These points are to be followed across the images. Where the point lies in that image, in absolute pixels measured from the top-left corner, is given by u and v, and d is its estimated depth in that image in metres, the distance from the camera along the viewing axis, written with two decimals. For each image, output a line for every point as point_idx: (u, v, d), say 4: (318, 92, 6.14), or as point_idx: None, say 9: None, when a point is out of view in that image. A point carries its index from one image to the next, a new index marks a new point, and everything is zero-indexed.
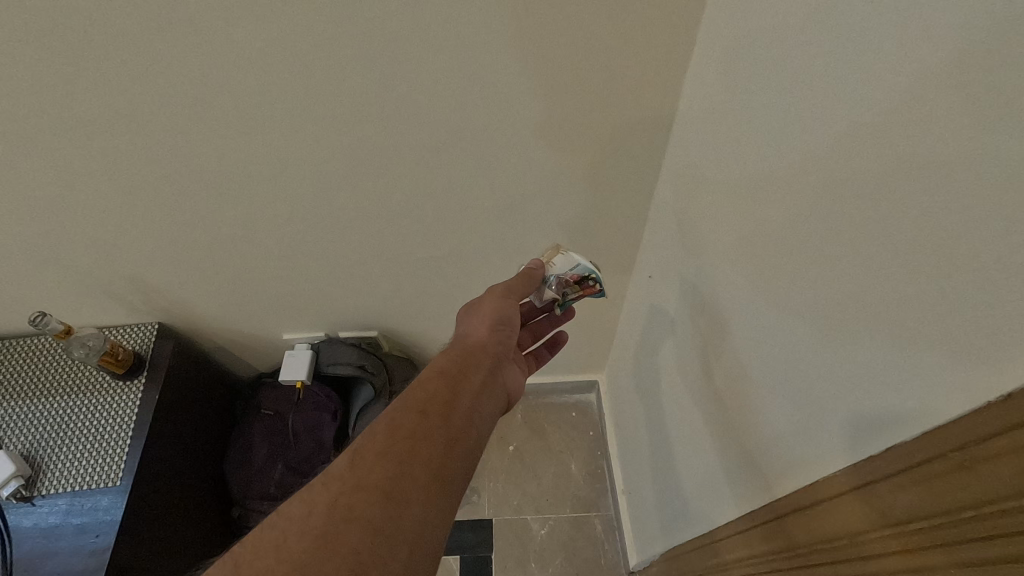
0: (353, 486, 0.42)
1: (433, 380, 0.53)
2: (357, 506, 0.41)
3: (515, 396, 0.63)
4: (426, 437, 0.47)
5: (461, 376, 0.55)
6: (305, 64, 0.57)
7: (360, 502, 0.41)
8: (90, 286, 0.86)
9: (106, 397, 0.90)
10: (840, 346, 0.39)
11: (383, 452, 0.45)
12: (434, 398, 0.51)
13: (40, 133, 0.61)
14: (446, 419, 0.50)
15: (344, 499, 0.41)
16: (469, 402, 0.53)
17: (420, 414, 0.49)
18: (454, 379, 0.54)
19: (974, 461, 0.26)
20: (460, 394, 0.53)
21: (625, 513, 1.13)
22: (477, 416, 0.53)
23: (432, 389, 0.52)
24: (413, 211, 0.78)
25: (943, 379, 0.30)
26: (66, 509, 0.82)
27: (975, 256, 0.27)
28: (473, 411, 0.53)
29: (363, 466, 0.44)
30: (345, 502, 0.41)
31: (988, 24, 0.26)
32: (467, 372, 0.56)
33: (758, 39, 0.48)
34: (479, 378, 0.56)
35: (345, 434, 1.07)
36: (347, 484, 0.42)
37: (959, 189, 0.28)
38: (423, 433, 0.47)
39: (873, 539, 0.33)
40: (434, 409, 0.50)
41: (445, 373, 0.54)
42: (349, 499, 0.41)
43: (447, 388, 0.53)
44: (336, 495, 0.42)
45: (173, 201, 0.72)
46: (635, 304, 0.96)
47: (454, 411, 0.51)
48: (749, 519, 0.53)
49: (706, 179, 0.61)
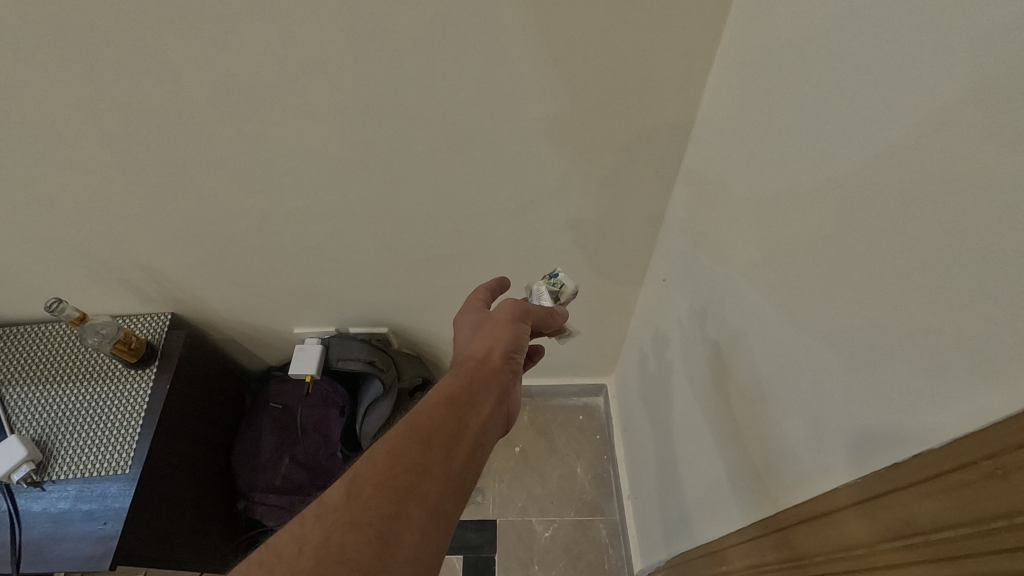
0: (347, 523, 0.40)
1: (439, 408, 0.51)
2: (349, 547, 0.38)
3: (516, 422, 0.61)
4: (427, 471, 0.45)
5: (468, 406, 0.52)
6: (325, 59, 0.57)
7: (353, 541, 0.39)
8: (106, 275, 0.87)
9: (117, 385, 0.91)
10: (854, 353, 0.38)
11: (381, 487, 0.42)
12: (440, 429, 0.48)
13: (62, 122, 0.61)
14: (449, 452, 0.47)
15: (336, 538, 0.39)
16: (474, 433, 0.51)
17: (422, 445, 0.46)
18: (461, 407, 0.52)
19: (1007, 471, 0.25)
20: (467, 425, 0.50)
21: (630, 518, 1.11)
22: (479, 449, 0.50)
23: (438, 417, 0.50)
24: (427, 210, 0.78)
25: (972, 387, 0.29)
26: (75, 495, 0.83)
27: (988, 262, 0.27)
28: (477, 442, 0.50)
29: (360, 500, 0.41)
30: (337, 540, 0.39)
31: (1012, 34, 0.26)
32: (474, 401, 0.53)
33: (780, 46, 0.47)
34: (488, 407, 0.54)
35: (353, 429, 1.07)
36: (340, 520, 0.40)
37: (975, 196, 0.28)
38: (424, 467, 0.45)
39: (896, 548, 0.32)
40: (438, 441, 0.47)
41: (452, 402, 0.52)
42: (341, 537, 0.39)
43: (453, 418, 0.50)
44: (328, 532, 0.39)
45: (190, 193, 0.73)
46: (646, 309, 0.95)
47: (458, 444, 0.48)
48: (761, 526, 0.52)
49: (722, 187, 0.61)
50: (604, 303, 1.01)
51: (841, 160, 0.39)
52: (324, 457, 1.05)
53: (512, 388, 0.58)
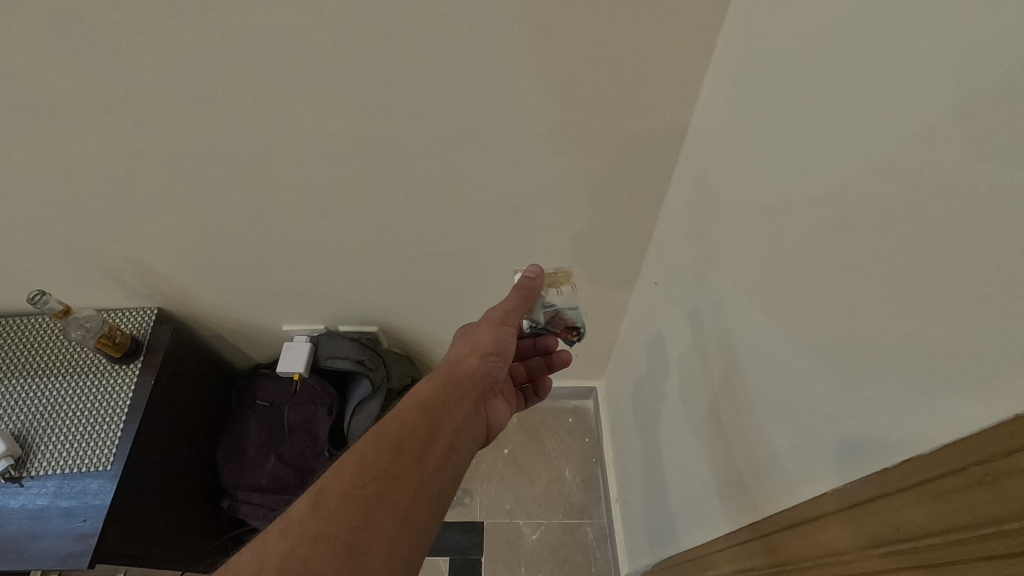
0: (313, 536, 0.39)
1: (413, 412, 0.51)
2: (315, 560, 0.37)
3: (494, 432, 0.62)
4: (398, 479, 0.44)
5: (442, 411, 0.52)
6: (318, 52, 0.56)
7: (318, 554, 0.37)
8: (92, 268, 0.85)
9: (100, 380, 0.89)
10: (839, 358, 0.39)
11: (349, 496, 0.42)
12: (411, 434, 0.48)
13: (48, 110, 0.60)
14: (421, 458, 0.47)
15: (300, 552, 0.37)
16: (448, 439, 0.51)
17: (393, 451, 0.46)
18: (433, 413, 0.52)
19: (996, 477, 0.25)
20: (440, 431, 0.51)
21: (617, 521, 1.11)
22: (453, 455, 0.50)
23: (410, 423, 0.49)
24: (420, 208, 0.78)
25: (961, 394, 0.29)
26: (55, 492, 0.81)
27: (974, 272, 0.28)
28: (451, 448, 0.50)
29: (326, 511, 0.40)
30: (302, 553, 0.37)
31: (1002, 39, 0.26)
32: (449, 407, 0.54)
33: (775, 51, 0.47)
34: (462, 413, 0.54)
35: (340, 428, 1.06)
36: (306, 533, 0.39)
37: (963, 205, 0.28)
38: (395, 474, 0.44)
39: (883, 554, 0.32)
40: (409, 447, 0.47)
41: (426, 406, 0.52)
42: (307, 551, 0.38)
43: (427, 422, 0.50)
44: (292, 547, 0.38)
45: (178, 186, 0.72)
46: (638, 312, 0.95)
47: (431, 449, 0.48)
48: (747, 532, 0.52)
49: (714, 193, 0.61)
50: (595, 305, 1.01)
51: (835, 164, 0.39)
52: (310, 456, 1.05)
53: (487, 394, 0.59)
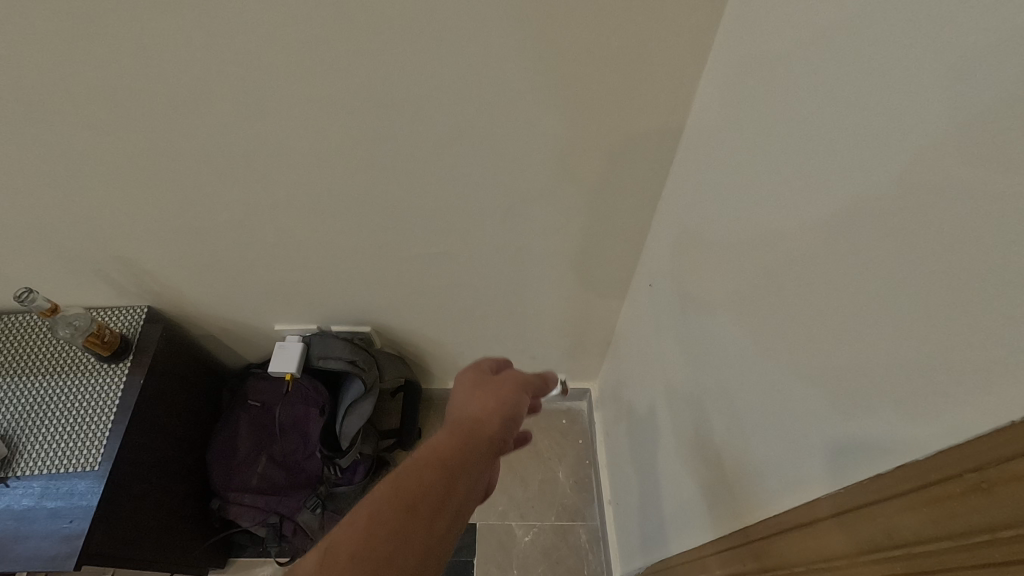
0: None
1: (431, 468, 0.46)
2: None
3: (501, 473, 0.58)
4: (407, 545, 0.41)
5: (462, 468, 0.48)
6: (309, 46, 0.55)
7: None
8: (81, 266, 0.84)
9: (88, 379, 0.88)
10: (833, 364, 0.39)
11: (355, 560, 0.39)
12: (428, 494, 0.44)
13: (35, 106, 0.59)
14: (434, 524, 0.43)
15: None
16: (464, 502, 0.47)
17: (407, 512, 0.43)
18: (453, 470, 0.47)
19: (992, 484, 0.24)
20: (459, 491, 0.46)
21: (610, 523, 1.11)
22: (467, 518, 0.47)
23: (428, 479, 0.45)
24: (414, 208, 0.77)
25: (957, 400, 0.28)
26: (41, 493, 0.80)
27: (968, 276, 0.27)
28: (466, 512, 0.46)
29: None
30: None
31: (999, 45, 0.25)
32: (469, 462, 0.49)
33: (771, 52, 0.47)
34: (482, 469, 0.50)
35: (332, 429, 1.05)
36: None
37: (962, 207, 0.28)
38: (405, 539, 0.41)
39: (876, 560, 0.32)
40: (425, 508, 0.43)
41: (448, 461, 0.48)
42: None
43: (446, 481, 0.46)
44: None
45: (169, 183, 0.71)
46: (632, 314, 0.95)
47: (447, 512, 0.44)
48: (741, 536, 0.51)
49: (709, 195, 0.60)
50: (590, 307, 1.00)
51: (832, 164, 0.38)
52: (301, 457, 1.05)
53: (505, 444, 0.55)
